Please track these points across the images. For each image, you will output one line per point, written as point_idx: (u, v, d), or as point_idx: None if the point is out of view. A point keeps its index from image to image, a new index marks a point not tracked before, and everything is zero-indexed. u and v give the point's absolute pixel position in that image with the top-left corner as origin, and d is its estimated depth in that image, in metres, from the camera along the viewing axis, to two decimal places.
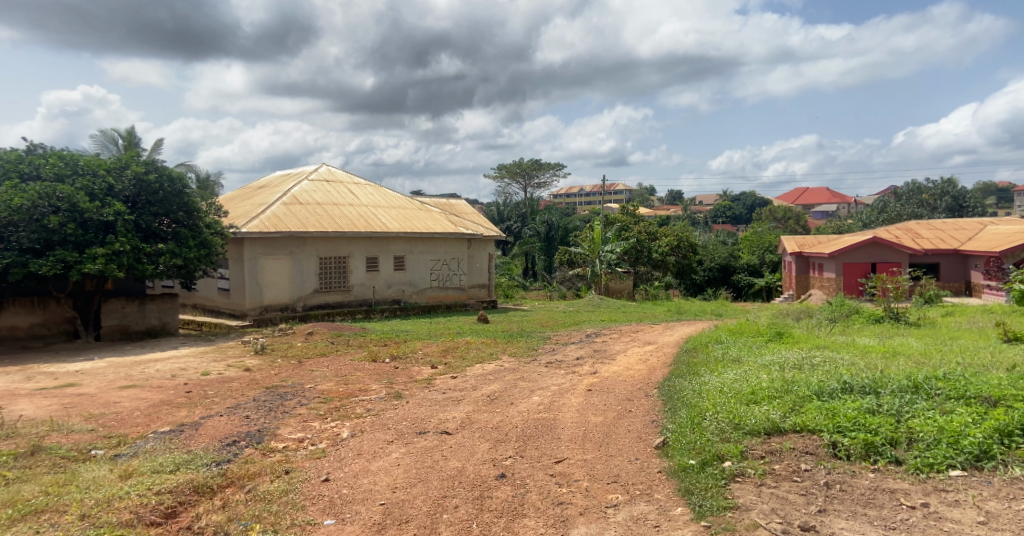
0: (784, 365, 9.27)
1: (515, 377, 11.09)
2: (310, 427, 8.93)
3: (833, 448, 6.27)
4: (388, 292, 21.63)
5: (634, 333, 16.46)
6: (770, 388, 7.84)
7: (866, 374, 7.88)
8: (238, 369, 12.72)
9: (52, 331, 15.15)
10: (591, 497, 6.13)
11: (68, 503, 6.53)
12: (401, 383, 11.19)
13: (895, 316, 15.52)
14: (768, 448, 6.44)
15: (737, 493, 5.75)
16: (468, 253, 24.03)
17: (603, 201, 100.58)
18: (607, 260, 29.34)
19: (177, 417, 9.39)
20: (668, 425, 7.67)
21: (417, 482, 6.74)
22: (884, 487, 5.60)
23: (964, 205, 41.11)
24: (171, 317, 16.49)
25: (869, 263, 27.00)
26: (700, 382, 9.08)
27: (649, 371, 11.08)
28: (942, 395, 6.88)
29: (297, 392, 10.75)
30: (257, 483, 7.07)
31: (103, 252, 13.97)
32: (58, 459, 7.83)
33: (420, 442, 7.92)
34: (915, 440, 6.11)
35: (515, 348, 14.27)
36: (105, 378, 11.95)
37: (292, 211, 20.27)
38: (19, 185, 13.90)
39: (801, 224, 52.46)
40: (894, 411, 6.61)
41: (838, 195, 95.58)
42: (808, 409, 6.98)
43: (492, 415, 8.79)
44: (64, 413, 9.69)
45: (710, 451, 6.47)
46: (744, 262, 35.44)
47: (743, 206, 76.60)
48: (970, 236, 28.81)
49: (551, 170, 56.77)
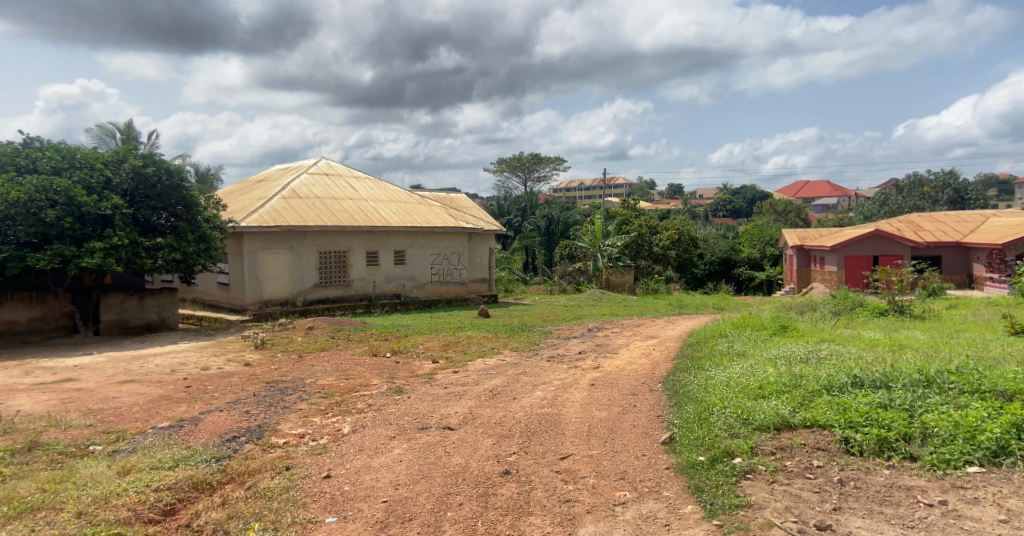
0: (791, 359, 9.13)
1: (518, 371, 10.97)
2: (310, 422, 8.81)
3: (845, 444, 6.15)
4: (388, 286, 21.51)
5: (637, 327, 16.32)
6: (778, 382, 7.72)
7: (876, 367, 7.76)
8: (238, 363, 12.60)
9: (51, 326, 15.02)
10: (598, 495, 6.02)
11: (65, 501, 6.41)
12: (403, 378, 11.07)
13: (900, 309, 15.42)
14: (779, 444, 6.33)
15: (749, 491, 5.63)
16: (469, 247, 23.90)
17: (603, 194, 100.28)
18: (607, 254, 29.18)
19: (177, 413, 9.27)
20: (675, 420, 7.55)
21: (420, 478, 6.63)
22: (900, 484, 5.49)
23: (966, 198, 40.67)
24: (171, 311, 16.38)
25: (871, 256, 26.87)
26: (706, 376, 8.98)
27: (653, 366, 10.95)
28: (956, 389, 6.78)
29: (297, 386, 10.63)
30: (257, 479, 6.96)
31: (102, 246, 13.84)
32: (56, 455, 7.72)
33: (422, 438, 7.82)
34: (930, 436, 6.00)
35: (517, 342, 14.15)
36: (104, 373, 11.84)
37: (291, 205, 20.14)
38: (15, 178, 13.74)
39: (802, 218, 52.42)
40: (907, 405, 6.49)
41: (839, 188, 95.17)
42: (818, 404, 6.86)
43: (495, 411, 8.66)
44: (62, 408, 9.56)
45: (719, 447, 6.36)
46: (745, 256, 35.09)
47: (743, 198, 76.18)
48: (973, 229, 28.69)
49: (552, 164, 56.61)
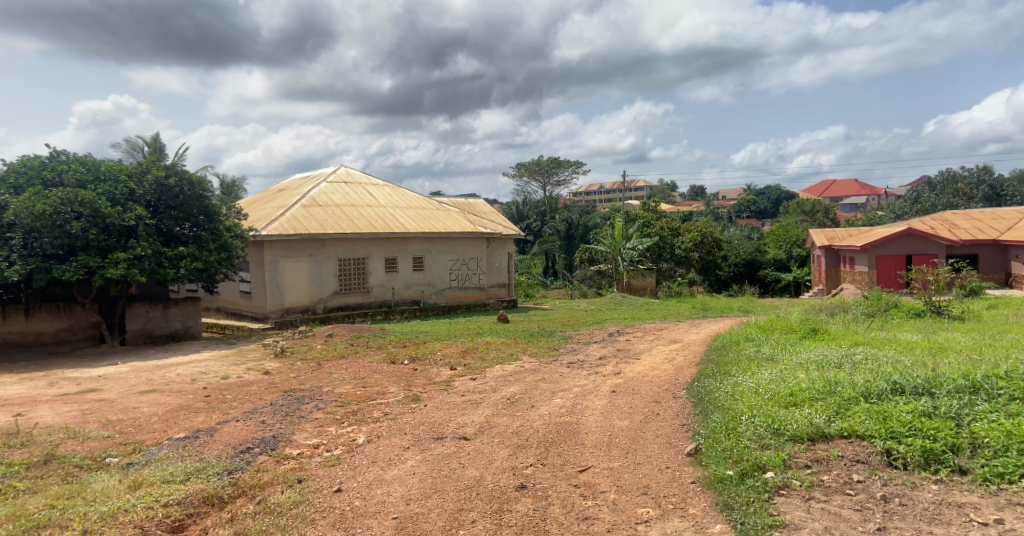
0: (822, 365, 8.70)
1: (537, 378, 10.60)
2: (326, 432, 8.54)
3: (887, 456, 5.73)
4: (407, 293, 21.26)
5: (660, 331, 15.94)
6: (810, 389, 7.29)
7: (917, 372, 7.31)
8: (257, 372, 12.40)
9: (78, 337, 14.88)
10: (619, 512, 5.66)
11: (72, 518, 6.16)
12: (420, 386, 10.79)
13: (937, 310, 14.90)
14: (813, 457, 5.93)
15: (784, 509, 5.25)
16: (488, 252, 23.57)
17: (624, 194, 99.30)
18: (628, 258, 28.65)
19: (194, 423, 9.05)
20: (701, 429, 7.15)
21: (433, 493, 6.32)
22: (950, 501, 5.08)
23: (1002, 195, 39.40)
24: (194, 320, 16.34)
25: (904, 255, 26.18)
26: (732, 383, 8.56)
27: (676, 371, 10.57)
28: (1005, 396, 6.32)
29: (314, 395, 10.39)
30: (269, 493, 6.68)
31: (126, 257, 13.72)
32: (72, 468, 7.50)
33: (437, 449, 7.50)
34: (980, 447, 5.57)
35: (537, 348, 13.79)
36: (126, 383, 11.69)
37: (311, 213, 20.00)
38: (41, 192, 13.64)
39: (830, 216, 51.30)
40: (954, 413, 6.05)
41: (867, 187, 93.57)
42: (855, 413, 6.43)
43: (513, 419, 8.35)
44: (81, 419, 9.39)
45: (749, 460, 5.97)
46: (771, 257, 34.10)
47: (769, 198, 75.13)
48: (1010, 226, 27.83)
49: (572, 167, 56.07)
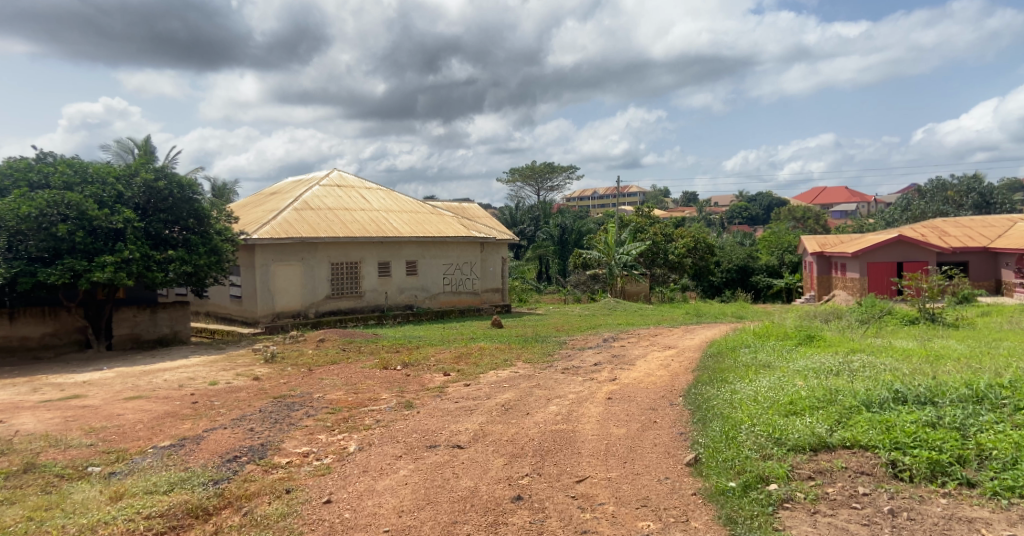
0: (820, 372, 8.58)
1: (532, 385, 10.45)
2: (316, 440, 8.35)
3: (892, 467, 5.62)
4: (400, 297, 21.07)
5: (654, 337, 15.82)
6: (810, 397, 7.17)
7: (918, 381, 7.20)
8: (247, 377, 12.19)
9: (63, 341, 14.63)
10: (618, 525, 5.51)
11: (49, 530, 5.97)
12: (413, 392, 10.62)
13: (931, 317, 14.82)
14: (817, 468, 5.81)
15: (789, 523, 5.11)
16: (481, 256, 23.42)
17: (617, 200, 99.36)
18: (621, 262, 28.60)
19: (180, 431, 8.85)
20: (700, 438, 7.02)
21: (425, 504, 6.15)
22: (959, 515, 4.97)
23: (991, 202, 39.67)
24: (183, 325, 16.08)
25: (896, 262, 26.20)
26: (730, 390, 8.42)
27: (672, 377, 10.44)
28: (1009, 406, 6.23)
29: (304, 401, 10.20)
30: (255, 504, 6.50)
31: (113, 260, 13.48)
32: (53, 478, 7.30)
33: (429, 458, 7.33)
34: (987, 459, 5.47)
35: (531, 353, 13.64)
36: (111, 389, 11.44)
37: (303, 217, 19.80)
38: (27, 194, 13.43)
39: (821, 223, 51.40)
40: (958, 424, 5.94)
41: (857, 194, 93.90)
42: (857, 422, 6.31)
43: (507, 427, 8.19)
44: (63, 427, 9.16)
45: (752, 471, 5.84)
46: (763, 263, 34.23)
47: (760, 206, 75.65)
48: (1001, 233, 27.89)
49: (564, 173, 56.04)
